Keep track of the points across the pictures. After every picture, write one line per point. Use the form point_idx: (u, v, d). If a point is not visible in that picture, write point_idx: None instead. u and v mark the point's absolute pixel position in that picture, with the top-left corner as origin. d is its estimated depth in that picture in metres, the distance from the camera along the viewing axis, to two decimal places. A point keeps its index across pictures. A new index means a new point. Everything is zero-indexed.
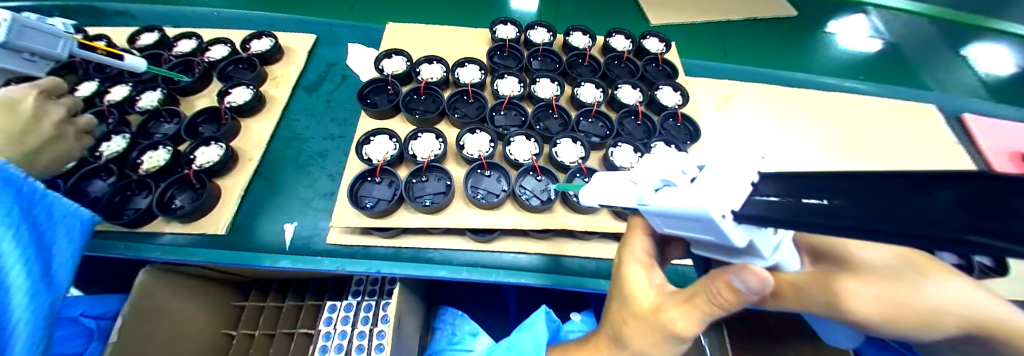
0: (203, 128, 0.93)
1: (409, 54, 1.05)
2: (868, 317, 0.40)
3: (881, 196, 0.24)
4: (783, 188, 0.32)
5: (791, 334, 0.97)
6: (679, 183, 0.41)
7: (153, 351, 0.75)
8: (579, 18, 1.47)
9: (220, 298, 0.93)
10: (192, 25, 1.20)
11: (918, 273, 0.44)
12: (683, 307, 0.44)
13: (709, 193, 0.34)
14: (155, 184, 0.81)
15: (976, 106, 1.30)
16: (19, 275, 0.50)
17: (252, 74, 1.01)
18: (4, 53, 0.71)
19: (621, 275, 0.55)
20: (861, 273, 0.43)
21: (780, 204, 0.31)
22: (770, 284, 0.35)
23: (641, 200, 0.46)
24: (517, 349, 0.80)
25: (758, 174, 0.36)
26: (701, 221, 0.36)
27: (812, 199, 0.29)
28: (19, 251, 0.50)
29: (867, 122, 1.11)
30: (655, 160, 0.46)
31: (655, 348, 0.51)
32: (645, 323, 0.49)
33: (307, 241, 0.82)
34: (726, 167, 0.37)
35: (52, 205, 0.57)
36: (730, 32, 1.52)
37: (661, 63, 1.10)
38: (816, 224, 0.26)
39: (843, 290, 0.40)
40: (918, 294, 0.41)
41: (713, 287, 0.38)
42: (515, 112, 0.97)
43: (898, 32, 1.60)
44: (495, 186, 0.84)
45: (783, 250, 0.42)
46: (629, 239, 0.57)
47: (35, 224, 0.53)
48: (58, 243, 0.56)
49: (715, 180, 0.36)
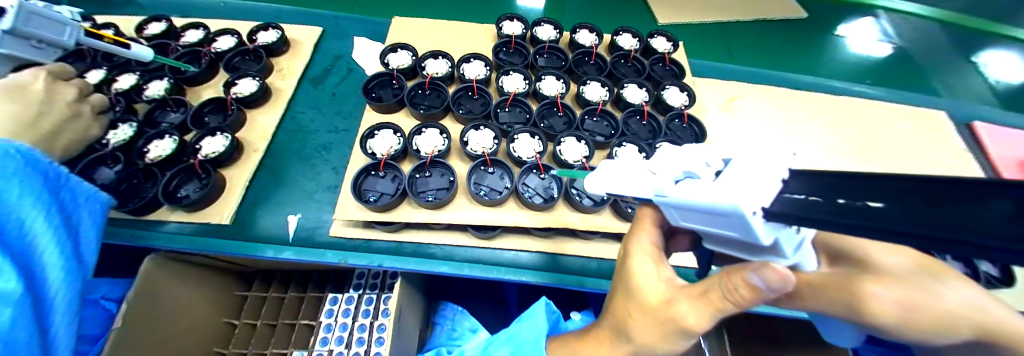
0: (208, 119, 0.93)
1: (415, 49, 1.05)
2: (886, 321, 0.40)
3: (907, 198, 0.22)
4: (811, 187, 0.30)
5: (791, 340, 0.97)
6: (703, 176, 0.39)
7: (151, 339, 0.76)
8: (585, 16, 1.46)
9: (222, 288, 0.93)
10: (199, 15, 1.20)
11: (934, 280, 0.43)
12: (696, 302, 0.43)
13: (740, 188, 0.32)
14: (161, 173, 0.82)
15: (987, 114, 1.28)
16: (53, 255, 0.52)
17: (258, 65, 1.01)
18: (12, 40, 0.72)
19: (628, 267, 0.54)
20: (882, 276, 0.42)
21: (807, 201, 0.29)
22: (791, 284, 0.33)
23: (659, 192, 0.46)
24: (516, 340, 0.78)
25: (788, 172, 0.34)
26: (728, 217, 0.33)
27: (843, 200, 0.27)
28: (54, 231, 0.53)
29: (877, 127, 1.10)
30: (680, 152, 0.46)
31: (661, 341, 0.50)
32: (653, 316, 0.49)
33: (310, 232, 0.83)
34: (757, 161, 0.34)
35: (74, 189, 0.59)
36: (737, 33, 1.51)
37: (668, 62, 1.10)
38: (830, 222, 0.25)
39: (867, 294, 0.40)
40: (942, 301, 0.40)
41: (730, 283, 0.38)
42: (520, 109, 0.96)
43: (909, 36, 1.58)
44: (498, 183, 0.84)
45: (808, 251, 0.40)
46: (634, 232, 0.56)
47: (61, 207, 0.56)
48: (83, 224, 0.59)
49: (744, 175, 0.33)
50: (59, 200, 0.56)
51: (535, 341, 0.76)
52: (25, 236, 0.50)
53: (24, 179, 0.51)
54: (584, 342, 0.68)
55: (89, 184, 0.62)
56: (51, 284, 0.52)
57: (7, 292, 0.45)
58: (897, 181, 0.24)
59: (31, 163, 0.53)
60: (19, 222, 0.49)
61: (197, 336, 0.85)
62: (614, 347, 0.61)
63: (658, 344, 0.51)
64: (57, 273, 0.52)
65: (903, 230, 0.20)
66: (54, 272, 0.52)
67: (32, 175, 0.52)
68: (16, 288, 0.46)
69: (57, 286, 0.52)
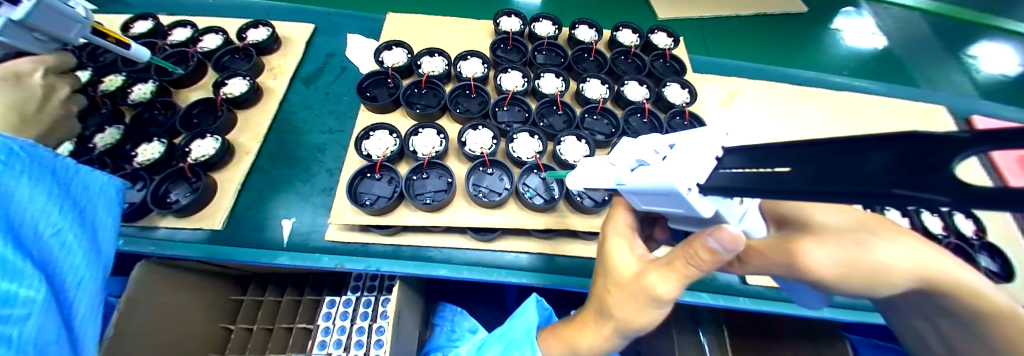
0: (198, 120, 0.90)
1: (411, 46, 1.02)
2: (830, 281, 0.42)
3: (833, 161, 0.23)
4: (746, 160, 0.32)
5: (793, 331, 0.95)
6: (653, 162, 0.40)
7: (146, 343, 0.74)
8: (581, 11, 1.43)
9: (216, 292, 0.91)
10: (186, 13, 1.16)
11: (872, 233, 0.45)
12: (664, 271, 0.42)
13: (675, 168, 0.35)
14: (149, 177, 0.79)
15: (986, 106, 1.26)
16: (73, 250, 0.48)
17: (249, 64, 0.98)
18: (13, 31, 0.61)
19: (604, 247, 0.53)
20: (821, 237, 0.44)
21: (742, 174, 0.31)
22: (743, 244, 0.35)
23: (618, 180, 0.47)
24: (509, 337, 0.76)
25: (723, 149, 0.36)
26: (670, 196, 0.36)
27: (764, 168, 0.29)
28: (69, 228, 0.48)
29: (878, 121, 1.08)
30: (632, 142, 0.46)
31: (633, 321, 0.49)
32: (626, 291, 0.47)
33: (305, 237, 0.80)
34: (693, 144, 0.36)
35: (87, 179, 0.53)
36: (732, 27, 1.49)
37: (668, 58, 1.08)
38: (772, 193, 0.26)
39: (808, 256, 0.42)
40: (889, 259, 0.42)
41: (691, 248, 0.37)
42: (518, 108, 0.95)
43: (902, 27, 1.56)
44: (498, 184, 0.82)
45: (757, 220, 0.42)
46: (611, 214, 0.56)
47: (75, 202, 0.50)
48: (100, 217, 0.54)
49: (684, 157, 0.36)
50: (70, 193, 0.50)
51: (527, 336, 0.74)
52: (44, 233, 0.45)
53: (33, 177, 0.44)
54: (570, 328, 0.64)
55: (97, 170, 0.56)
56: (70, 281, 0.48)
57: (33, 299, 0.41)
58: (807, 147, 0.26)
59: (38, 159, 0.46)
60: (37, 221, 0.44)
61: (190, 340, 0.82)
62: (594, 330, 0.57)
63: (632, 323, 0.49)
64: (79, 269, 0.49)
65: (847, 192, 0.20)
66: (73, 269, 0.48)
67: (40, 172, 0.46)
68: (40, 293, 0.42)
69: (83, 280, 0.49)
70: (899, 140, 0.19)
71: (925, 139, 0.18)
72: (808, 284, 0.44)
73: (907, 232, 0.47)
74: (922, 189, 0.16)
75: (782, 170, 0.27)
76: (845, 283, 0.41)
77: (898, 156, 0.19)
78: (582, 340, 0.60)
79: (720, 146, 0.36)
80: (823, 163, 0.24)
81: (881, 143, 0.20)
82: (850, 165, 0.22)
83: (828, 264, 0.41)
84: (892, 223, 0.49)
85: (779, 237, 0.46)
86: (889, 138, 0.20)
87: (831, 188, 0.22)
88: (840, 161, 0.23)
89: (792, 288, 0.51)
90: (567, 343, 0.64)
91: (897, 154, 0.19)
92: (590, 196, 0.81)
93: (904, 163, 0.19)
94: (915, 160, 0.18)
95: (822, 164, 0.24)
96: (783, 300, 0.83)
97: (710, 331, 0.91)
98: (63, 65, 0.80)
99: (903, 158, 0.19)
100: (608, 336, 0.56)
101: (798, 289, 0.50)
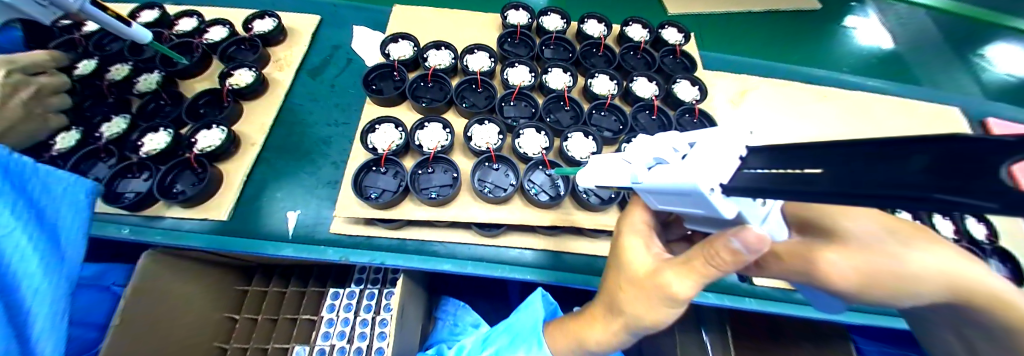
0: (204, 111, 0.90)
1: (417, 39, 1.01)
2: (845, 285, 0.41)
3: (868, 162, 0.22)
4: (770, 160, 0.31)
5: (794, 334, 0.95)
6: (671, 161, 0.39)
7: (155, 332, 0.75)
8: (590, 6, 1.41)
9: (222, 284, 0.92)
10: (192, 3, 1.15)
11: (897, 242, 0.44)
12: (681, 270, 0.42)
13: (697, 166, 0.34)
14: (156, 167, 0.79)
15: (1001, 108, 1.23)
16: (26, 250, 0.48)
17: (254, 56, 0.98)
18: None
19: (619, 243, 0.53)
20: (839, 243, 0.43)
21: (766, 174, 0.30)
22: (768, 246, 0.34)
23: (634, 178, 0.46)
24: (513, 330, 0.77)
25: (747, 148, 0.35)
26: (691, 195, 0.36)
27: (791, 169, 0.28)
28: (18, 230, 0.48)
29: (890, 122, 1.06)
30: (647, 140, 0.45)
31: (645, 317, 0.48)
32: (639, 288, 0.47)
33: (310, 229, 0.81)
34: (715, 143, 0.35)
35: (50, 178, 0.53)
36: (743, 23, 1.47)
37: (678, 55, 1.06)
38: (800, 194, 0.26)
39: (821, 261, 0.41)
40: (904, 265, 0.41)
41: (712, 248, 0.37)
42: (525, 103, 0.94)
43: (919, 26, 1.53)
44: (503, 180, 0.82)
45: (780, 223, 0.41)
46: (628, 211, 0.55)
47: (33, 202, 0.50)
48: (66, 219, 0.54)
49: (704, 157, 0.35)
50: (28, 194, 0.50)
51: (533, 329, 0.74)
52: None
53: None
54: (577, 324, 0.64)
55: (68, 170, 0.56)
56: (22, 284, 0.48)
57: None
58: (839, 147, 0.25)
59: None
60: None
61: (196, 331, 0.83)
62: (603, 324, 0.57)
63: (643, 320, 0.49)
64: (32, 273, 0.49)
65: (883, 194, 0.20)
66: (24, 273, 0.48)
67: None
68: None
69: (38, 286, 0.49)
70: (938, 142, 0.18)
71: (968, 142, 0.17)
72: (822, 289, 0.44)
73: (930, 239, 0.46)
74: (968, 194, 0.15)
75: (812, 171, 0.26)
76: (860, 288, 0.41)
77: (940, 158, 0.18)
78: (589, 335, 0.60)
79: (743, 145, 0.35)
80: (856, 166, 0.23)
81: (920, 145, 0.20)
82: (888, 168, 0.21)
83: (845, 270, 0.41)
84: (914, 228, 0.48)
85: (795, 241, 0.45)
86: (929, 139, 0.19)
87: (867, 191, 0.21)
88: (876, 164, 0.22)
89: (809, 291, 0.50)
90: (573, 337, 0.64)
91: (938, 156, 0.18)
92: (596, 193, 0.81)
93: (941, 167, 0.18)
94: (957, 163, 0.17)
95: (855, 165, 0.23)
96: (790, 301, 0.82)
97: (712, 330, 0.90)
98: (38, 65, 0.81)
99: (945, 161, 0.18)
100: (616, 332, 0.55)
101: (814, 293, 0.48)
